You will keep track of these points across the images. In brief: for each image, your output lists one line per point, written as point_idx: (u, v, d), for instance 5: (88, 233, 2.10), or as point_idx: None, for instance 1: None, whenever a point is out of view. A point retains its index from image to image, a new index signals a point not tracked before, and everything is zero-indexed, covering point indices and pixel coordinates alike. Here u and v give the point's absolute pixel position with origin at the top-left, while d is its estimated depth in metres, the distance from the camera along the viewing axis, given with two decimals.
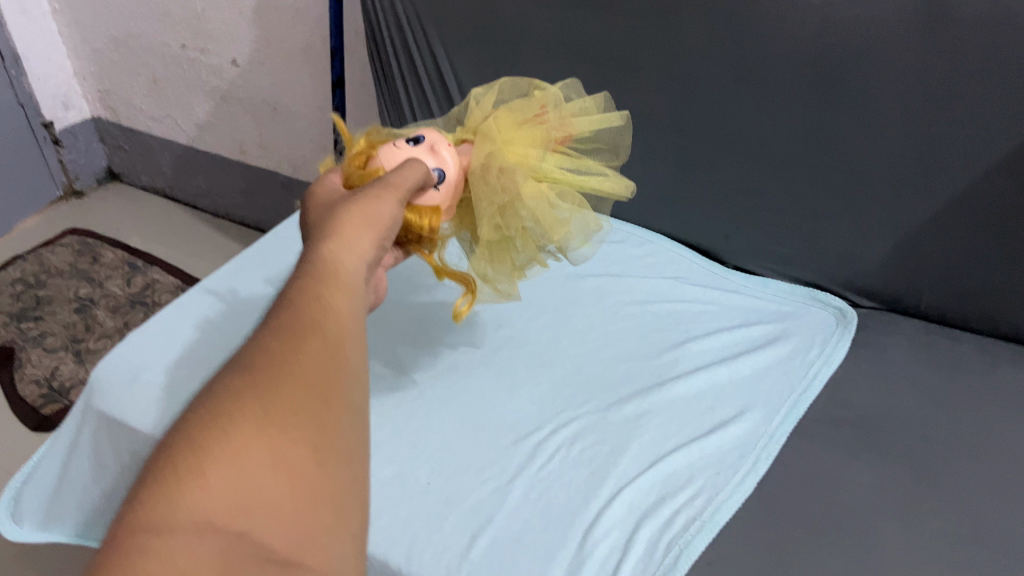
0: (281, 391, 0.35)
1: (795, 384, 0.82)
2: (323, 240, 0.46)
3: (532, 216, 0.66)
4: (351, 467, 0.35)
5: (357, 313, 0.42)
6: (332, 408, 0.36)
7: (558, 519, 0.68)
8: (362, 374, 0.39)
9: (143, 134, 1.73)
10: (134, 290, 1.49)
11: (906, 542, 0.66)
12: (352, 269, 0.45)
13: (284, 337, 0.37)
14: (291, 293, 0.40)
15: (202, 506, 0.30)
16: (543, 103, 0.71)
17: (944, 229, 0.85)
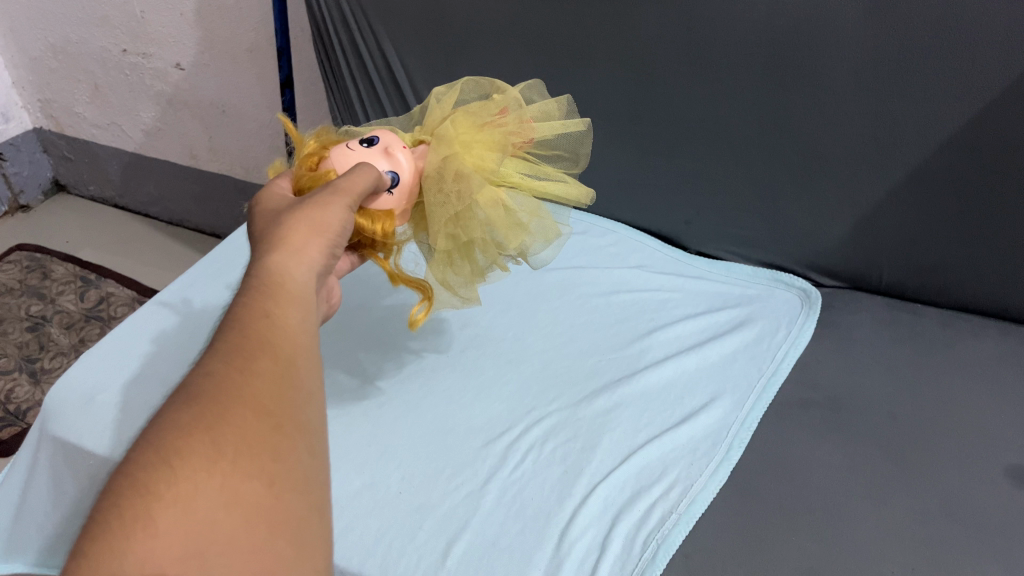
0: (232, 421, 0.33)
1: (762, 367, 0.82)
2: (270, 253, 0.44)
3: (490, 222, 0.64)
4: (310, 498, 0.33)
5: (309, 329, 0.40)
6: (287, 434, 0.34)
7: (532, 521, 0.67)
8: (317, 394, 0.37)
9: (88, 142, 1.67)
10: (88, 305, 1.45)
11: (879, 521, 0.66)
12: (301, 282, 0.43)
13: (231, 361, 0.35)
14: (236, 314, 0.38)
15: (152, 556, 0.28)
16: (502, 107, 0.69)
17: (901, 205, 0.85)
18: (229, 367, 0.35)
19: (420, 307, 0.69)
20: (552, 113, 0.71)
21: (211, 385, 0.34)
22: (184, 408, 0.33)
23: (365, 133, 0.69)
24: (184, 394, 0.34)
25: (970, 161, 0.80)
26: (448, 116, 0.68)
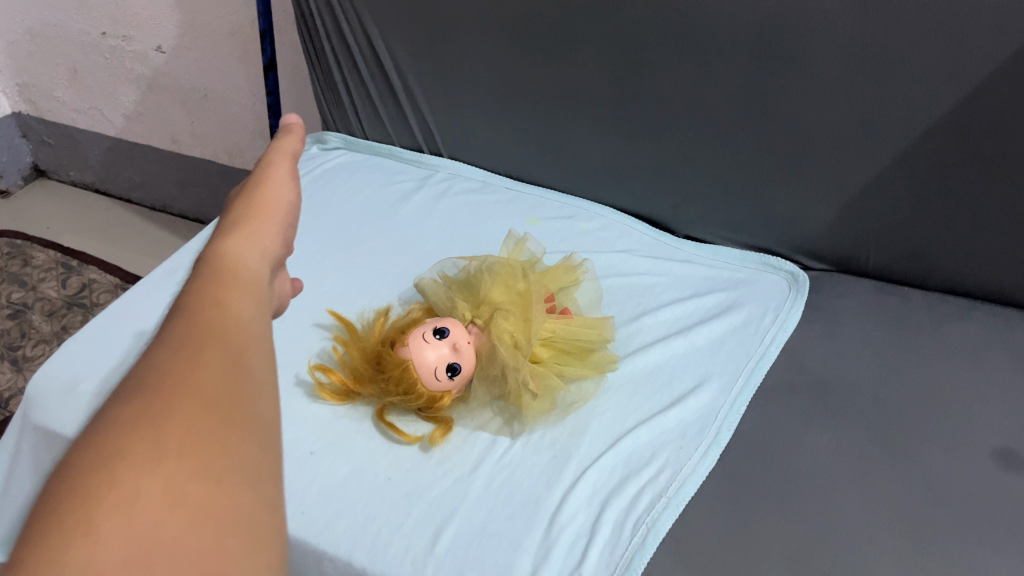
0: (178, 412, 0.31)
1: (750, 351, 0.82)
2: (213, 241, 0.43)
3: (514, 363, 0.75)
4: (263, 491, 0.31)
5: (261, 320, 0.38)
6: (238, 425, 0.32)
7: (522, 507, 0.67)
8: (268, 384, 0.35)
9: (68, 127, 1.65)
10: (70, 292, 1.43)
11: (867, 505, 0.66)
12: (254, 267, 0.41)
13: (176, 352, 0.33)
14: (184, 303, 0.37)
15: (93, 562, 0.26)
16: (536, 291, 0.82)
17: (889, 188, 0.85)
18: (177, 359, 0.33)
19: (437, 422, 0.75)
20: (582, 278, 0.88)
21: (158, 377, 0.32)
22: (128, 403, 0.31)
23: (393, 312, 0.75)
24: (129, 388, 0.32)
25: (959, 144, 0.80)
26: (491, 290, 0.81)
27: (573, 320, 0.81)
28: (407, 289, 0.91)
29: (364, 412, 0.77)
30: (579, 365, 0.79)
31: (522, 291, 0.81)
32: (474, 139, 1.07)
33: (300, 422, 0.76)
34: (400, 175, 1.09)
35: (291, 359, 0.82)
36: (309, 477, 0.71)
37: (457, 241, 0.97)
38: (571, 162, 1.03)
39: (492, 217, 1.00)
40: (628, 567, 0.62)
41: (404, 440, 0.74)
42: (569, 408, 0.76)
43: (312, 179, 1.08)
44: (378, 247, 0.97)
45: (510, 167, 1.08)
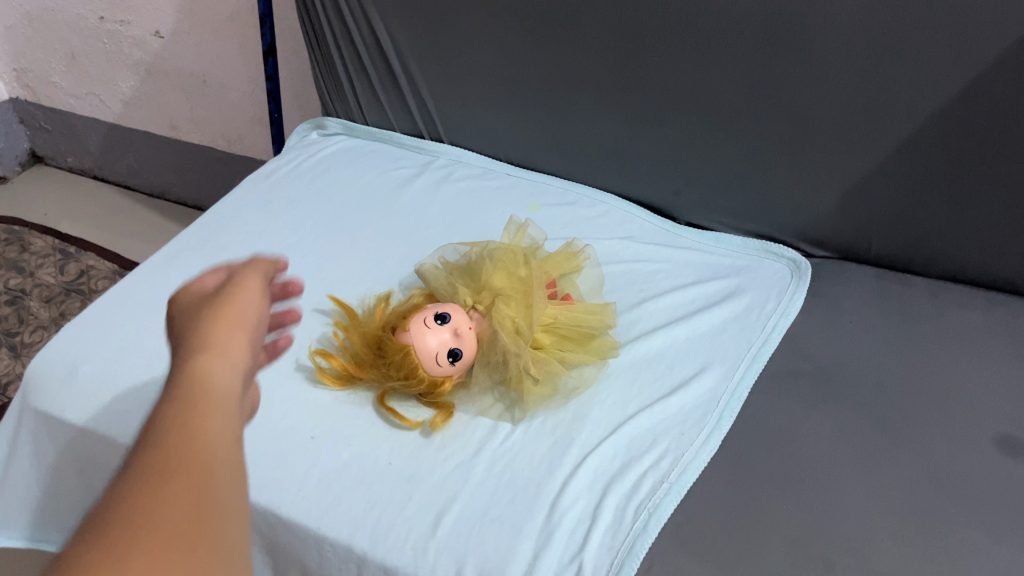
0: (144, 547, 0.28)
1: (752, 338, 0.82)
2: (185, 361, 0.38)
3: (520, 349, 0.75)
4: None
5: (234, 444, 0.35)
6: (204, 555, 0.30)
7: (523, 492, 0.67)
8: (239, 513, 0.33)
9: (66, 113, 1.64)
10: (68, 278, 1.42)
11: (869, 490, 0.66)
12: (226, 387, 0.38)
13: (143, 478, 0.31)
14: (151, 422, 0.34)
15: None
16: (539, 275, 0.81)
17: (892, 175, 0.85)
18: (143, 486, 0.30)
19: (439, 408, 0.74)
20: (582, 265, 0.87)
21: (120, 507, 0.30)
22: (88, 542, 0.28)
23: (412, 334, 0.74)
24: (88, 525, 0.29)
25: (962, 131, 0.79)
26: (492, 275, 0.81)
27: (576, 305, 0.81)
28: (408, 275, 0.90)
29: (365, 397, 0.77)
30: (582, 352, 0.79)
31: (523, 278, 0.80)
32: (475, 125, 1.07)
33: (300, 407, 0.75)
34: (400, 161, 1.08)
35: (292, 345, 0.82)
36: (310, 462, 0.70)
37: (458, 226, 0.97)
38: (572, 149, 1.02)
39: (493, 203, 1.00)
40: (630, 552, 0.62)
41: (404, 425, 0.73)
42: (571, 393, 0.76)
43: (312, 165, 1.07)
44: (378, 233, 0.96)
45: (511, 153, 1.07)
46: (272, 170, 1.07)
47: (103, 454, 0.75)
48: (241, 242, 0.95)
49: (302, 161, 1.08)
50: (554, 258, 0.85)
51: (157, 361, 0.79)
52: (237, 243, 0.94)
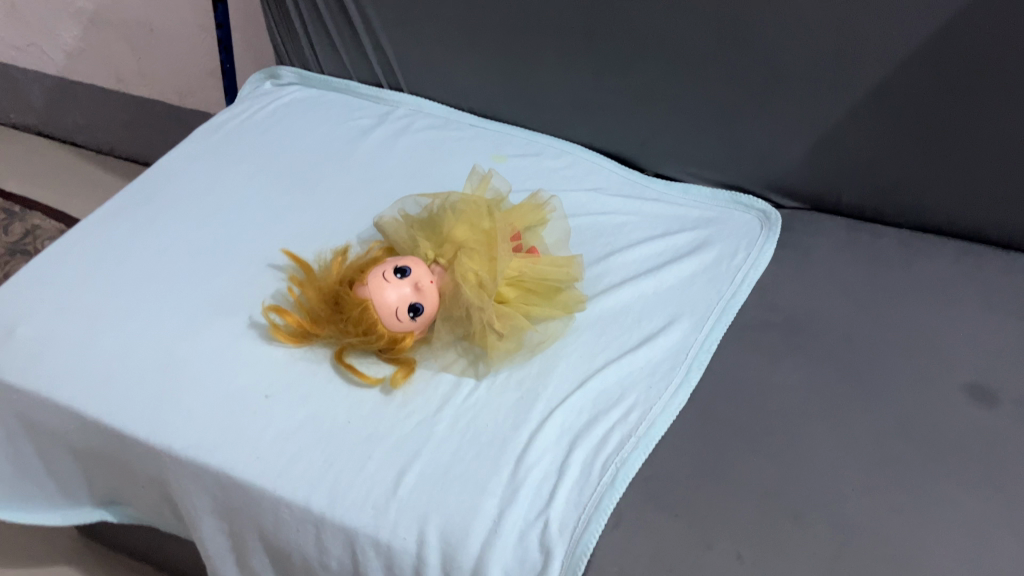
0: None
1: (721, 290, 0.80)
2: None
3: (485, 306, 0.71)
4: None
5: None
6: None
7: (487, 448, 0.65)
8: None
9: (8, 66, 1.56)
10: (13, 238, 1.36)
11: (839, 442, 0.66)
12: None
13: None
14: None
15: None
16: (505, 226, 0.78)
17: (864, 122, 0.83)
18: None
19: (400, 365, 0.71)
20: (548, 217, 0.84)
21: None
22: None
23: (374, 289, 0.70)
24: None
25: (937, 74, 0.78)
26: (454, 227, 0.77)
27: (542, 258, 0.77)
28: (366, 228, 0.87)
29: (323, 354, 0.74)
30: (548, 306, 0.76)
31: (487, 230, 0.77)
32: (436, 74, 1.03)
33: (254, 364, 0.72)
34: (358, 111, 1.04)
35: (245, 300, 0.78)
36: (265, 421, 0.67)
37: (419, 177, 0.93)
38: (537, 97, 0.99)
39: (455, 154, 0.97)
40: (597, 508, 0.61)
41: (364, 383, 0.71)
42: (537, 348, 0.74)
43: (264, 116, 1.03)
44: (336, 185, 0.92)
45: (474, 103, 1.04)
46: (222, 121, 1.02)
47: (45, 417, 0.71)
48: (191, 195, 0.90)
49: (254, 112, 1.03)
50: (520, 209, 0.82)
51: (101, 319, 0.75)
52: (186, 197, 0.90)
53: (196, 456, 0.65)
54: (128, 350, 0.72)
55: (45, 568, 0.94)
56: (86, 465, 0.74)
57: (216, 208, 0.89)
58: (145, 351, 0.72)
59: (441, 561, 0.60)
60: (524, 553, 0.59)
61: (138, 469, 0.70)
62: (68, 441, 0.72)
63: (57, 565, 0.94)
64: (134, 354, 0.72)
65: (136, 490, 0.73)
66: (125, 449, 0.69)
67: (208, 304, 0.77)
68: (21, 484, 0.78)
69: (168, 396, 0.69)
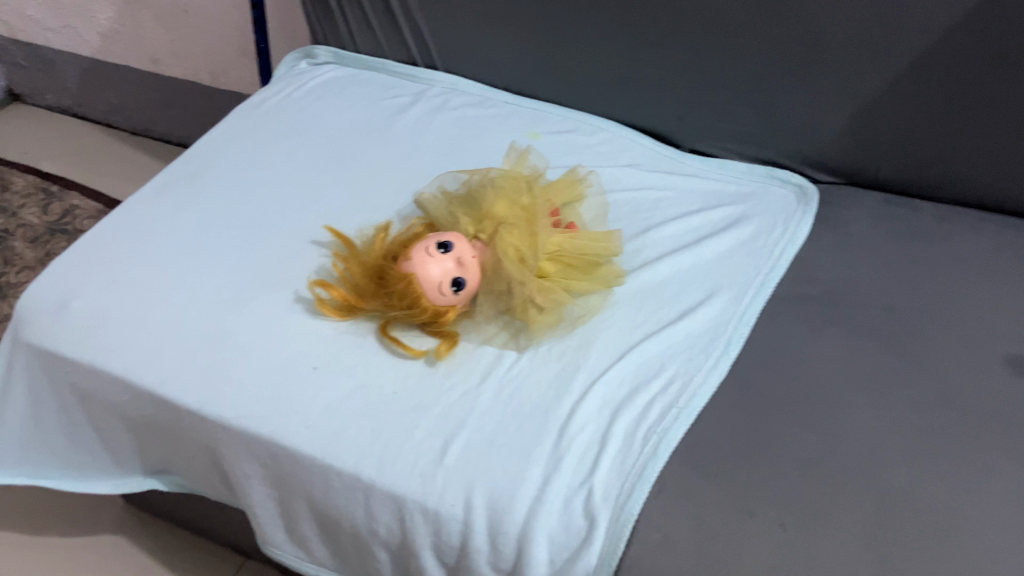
0: None
1: (759, 264, 0.81)
2: None
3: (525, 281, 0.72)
4: None
5: None
6: None
7: (531, 418, 0.67)
8: None
9: (41, 47, 1.58)
10: (52, 217, 1.39)
11: (879, 412, 0.67)
12: None
13: None
14: None
15: None
16: (542, 201, 0.78)
17: (903, 94, 0.83)
18: None
19: (443, 339, 0.73)
20: (585, 193, 0.85)
21: None
22: None
23: (417, 264, 0.71)
24: None
25: (979, 45, 0.78)
26: (493, 203, 0.78)
27: (581, 233, 0.78)
28: (406, 204, 0.88)
29: (367, 328, 0.75)
30: (587, 280, 0.78)
31: (526, 206, 0.78)
32: (471, 51, 1.04)
33: (301, 337, 0.74)
34: (393, 90, 1.05)
35: (289, 275, 0.80)
36: (313, 392, 0.69)
37: (456, 154, 0.94)
38: (572, 75, 0.99)
39: (491, 131, 0.97)
40: (641, 476, 0.62)
41: (408, 355, 0.72)
42: (577, 321, 0.75)
43: (301, 96, 1.04)
44: (375, 162, 0.94)
45: (509, 80, 1.05)
46: (260, 101, 1.03)
47: (99, 388, 0.73)
48: (233, 173, 0.92)
49: (291, 91, 1.05)
50: (558, 185, 0.83)
51: (151, 293, 0.77)
52: (228, 175, 0.92)
53: (247, 426, 0.67)
54: (178, 323, 0.74)
55: (93, 537, 0.97)
56: (137, 435, 0.76)
57: (258, 185, 0.90)
58: (195, 324, 0.74)
59: (488, 528, 0.61)
60: (569, 519, 0.61)
61: (190, 438, 0.72)
62: (121, 412, 0.74)
63: (104, 535, 0.97)
64: (184, 327, 0.74)
65: (186, 459, 0.76)
66: (178, 419, 0.71)
67: (254, 279, 0.79)
68: (75, 454, 0.81)
69: (218, 368, 0.71)
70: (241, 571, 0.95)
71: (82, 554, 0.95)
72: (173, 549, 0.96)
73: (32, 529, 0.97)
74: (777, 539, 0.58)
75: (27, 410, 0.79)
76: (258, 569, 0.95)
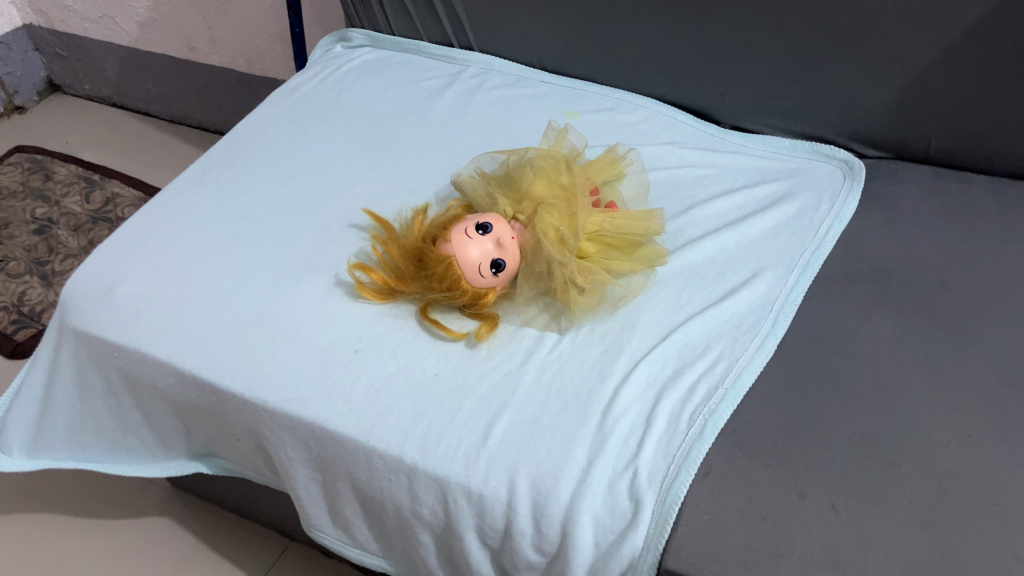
0: None
1: (806, 242, 0.79)
2: None
3: (565, 263, 0.71)
4: None
5: None
6: None
7: (574, 399, 0.66)
8: None
9: (80, 37, 1.59)
10: (94, 206, 1.40)
11: (934, 392, 0.65)
12: None
13: None
14: None
15: None
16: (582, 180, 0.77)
17: (955, 65, 0.81)
18: None
19: (483, 323, 0.72)
20: (626, 171, 0.84)
21: None
22: None
23: (455, 246, 0.71)
24: None
25: None
26: (532, 184, 0.77)
27: (622, 213, 0.77)
28: (444, 186, 0.88)
29: (408, 310, 0.75)
30: (629, 260, 0.76)
31: (565, 185, 0.77)
32: (508, 30, 1.02)
33: (343, 320, 0.74)
34: (429, 71, 1.05)
35: (330, 259, 0.80)
36: (356, 374, 0.69)
37: (494, 134, 0.94)
38: (610, 53, 0.98)
39: (530, 111, 0.96)
40: (687, 458, 0.61)
41: (449, 338, 0.72)
42: (619, 302, 0.74)
43: (337, 79, 1.04)
44: (413, 145, 0.93)
45: (546, 60, 1.03)
46: (295, 86, 1.03)
47: (145, 373, 0.74)
48: (271, 158, 0.92)
49: (326, 75, 1.05)
50: (598, 164, 0.81)
51: (194, 279, 0.77)
52: (266, 160, 0.92)
53: (292, 409, 0.68)
54: (220, 307, 0.75)
55: (141, 519, 0.98)
56: (183, 419, 0.77)
57: (296, 170, 0.90)
58: (238, 308, 0.75)
59: (533, 511, 0.61)
60: (615, 502, 0.60)
61: (234, 422, 0.72)
62: (167, 396, 0.75)
63: (151, 516, 0.98)
64: (227, 312, 0.74)
65: (231, 443, 0.76)
66: (222, 403, 0.71)
67: (296, 263, 0.79)
68: (122, 438, 0.82)
69: (262, 352, 0.71)
70: (285, 553, 0.96)
71: (132, 536, 0.97)
72: (218, 531, 0.97)
73: (81, 510, 0.99)
74: (830, 521, 0.57)
75: (75, 394, 0.80)
76: (302, 551, 0.96)
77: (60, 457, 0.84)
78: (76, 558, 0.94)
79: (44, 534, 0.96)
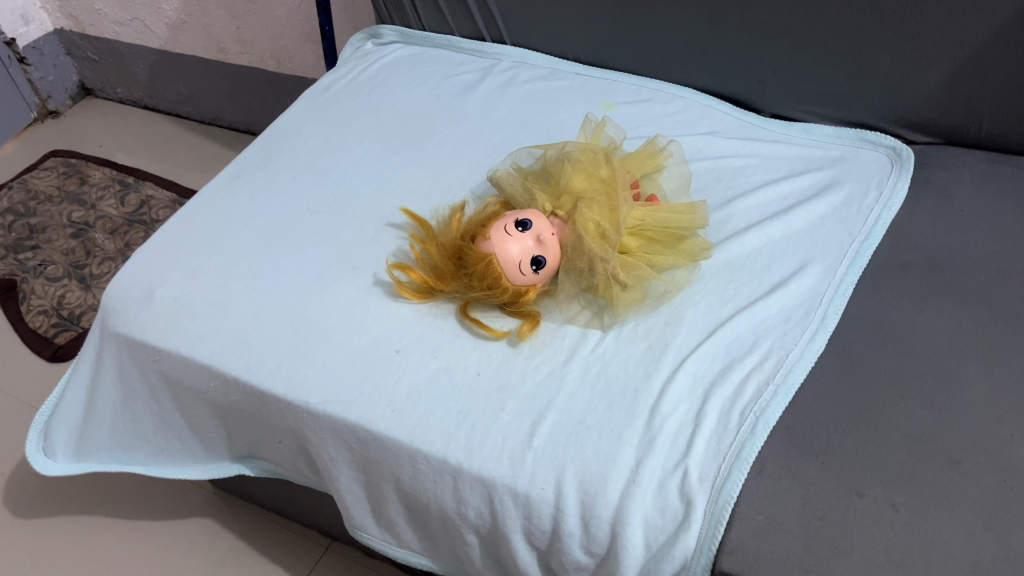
0: None
1: (854, 232, 0.77)
2: None
3: (605, 258, 0.70)
4: None
5: None
6: None
7: (621, 398, 0.65)
8: None
9: (112, 41, 1.60)
10: (129, 209, 1.41)
11: (994, 386, 0.63)
12: None
13: None
14: None
15: None
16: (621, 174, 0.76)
17: (1009, 46, 0.78)
18: None
19: (524, 321, 0.71)
20: (665, 163, 0.82)
21: None
22: None
23: (496, 243, 0.70)
24: None
25: None
26: (570, 179, 0.76)
27: (663, 207, 0.76)
28: (480, 183, 0.86)
29: (448, 309, 0.74)
30: (671, 254, 0.75)
31: (605, 179, 0.75)
32: (541, 22, 1.01)
33: (384, 321, 0.73)
34: (462, 66, 1.04)
35: (369, 259, 0.79)
36: (398, 375, 0.69)
37: (530, 129, 0.92)
38: (646, 42, 0.96)
39: (565, 104, 0.95)
40: (739, 457, 0.60)
41: (491, 336, 0.71)
42: (662, 297, 0.72)
43: (369, 77, 1.03)
44: (448, 141, 0.92)
45: (580, 51, 1.02)
46: (328, 84, 1.03)
47: (187, 376, 0.74)
48: (306, 158, 0.91)
49: (358, 72, 1.04)
50: (636, 158, 0.80)
51: (233, 281, 0.77)
52: (301, 160, 0.91)
53: (335, 411, 0.67)
54: (260, 309, 0.74)
55: (184, 520, 0.99)
56: (225, 421, 0.77)
57: (331, 169, 0.90)
58: (279, 310, 0.74)
59: (582, 511, 0.60)
60: (665, 502, 0.59)
61: (277, 425, 0.72)
62: (209, 399, 0.75)
63: (193, 517, 0.99)
64: (267, 314, 0.74)
65: (273, 445, 0.76)
66: (264, 406, 0.71)
67: (334, 264, 0.79)
68: (164, 441, 0.82)
69: (303, 354, 0.71)
70: (327, 553, 0.95)
71: (175, 536, 0.97)
72: (260, 531, 0.98)
73: (124, 512, 0.99)
74: (891, 520, 0.55)
75: (117, 398, 0.80)
76: (344, 551, 0.96)
77: (103, 460, 0.84)
78: (121, 560, 0.95)
79: (89, 535, 0.97)
